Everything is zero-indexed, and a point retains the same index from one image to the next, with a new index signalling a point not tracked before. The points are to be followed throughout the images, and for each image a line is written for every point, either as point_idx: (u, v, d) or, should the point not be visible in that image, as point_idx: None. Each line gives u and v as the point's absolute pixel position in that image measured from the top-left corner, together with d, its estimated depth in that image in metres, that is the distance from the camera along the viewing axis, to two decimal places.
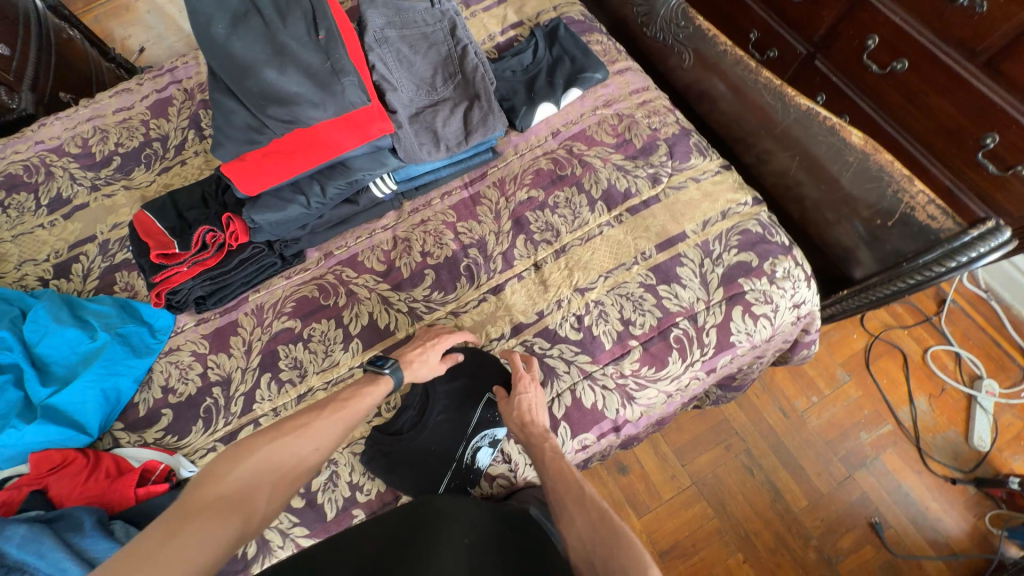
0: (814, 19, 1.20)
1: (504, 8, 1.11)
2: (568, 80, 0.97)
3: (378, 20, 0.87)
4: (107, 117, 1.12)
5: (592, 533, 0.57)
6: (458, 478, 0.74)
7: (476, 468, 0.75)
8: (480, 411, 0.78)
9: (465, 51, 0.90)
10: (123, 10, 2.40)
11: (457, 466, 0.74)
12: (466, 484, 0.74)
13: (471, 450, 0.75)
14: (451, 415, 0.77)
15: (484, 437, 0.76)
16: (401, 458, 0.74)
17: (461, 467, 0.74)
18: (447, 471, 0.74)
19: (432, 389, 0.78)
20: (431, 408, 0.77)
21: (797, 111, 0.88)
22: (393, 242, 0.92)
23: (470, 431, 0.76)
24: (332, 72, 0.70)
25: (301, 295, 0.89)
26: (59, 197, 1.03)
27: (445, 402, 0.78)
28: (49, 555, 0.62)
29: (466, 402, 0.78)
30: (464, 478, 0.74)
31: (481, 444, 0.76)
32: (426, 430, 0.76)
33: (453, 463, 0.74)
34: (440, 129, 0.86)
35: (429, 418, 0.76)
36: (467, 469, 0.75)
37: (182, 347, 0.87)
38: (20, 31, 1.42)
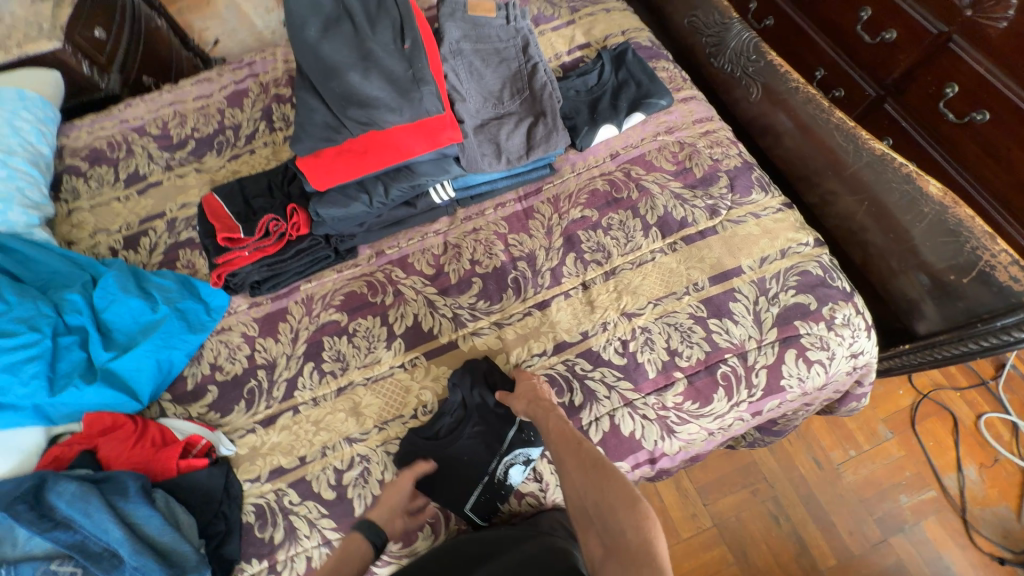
0: (889, 62, 1.17)
1: (573, 29, 1.12)
2: (631, 107, 0.97)
3: (455, 33, 0.90)
4: (187, 103, 1.18)
5: (585, 484, 0.59)
6: (489, 493, 0.73)
7: (507, 487, 0.74)
8: (511, 433, 0.76)
9: (535, 68, 0.92)
10: (204, 4, 2.57)
11: (489, 480, 0.73)
12: (496, 500, 0.73)
13: (502, 469, 0.74)
14: (484, 430, 0.76)
15: (518, 454, 0.75)
16: (435, 463, 0.74)
17: (492, 481, 0.73)
18: (479, 484, 0.73)
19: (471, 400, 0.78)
20: (466, 421, 0.77)
21: (870, 155, 0.88)
22: (444, 247, 0.93)
23: (504, 446, 0.75)
24: (412, 80, 0.72)
25: (351, 290, 0.91)
26: (135, 173, 1.09)
27: (483, 412, 0.77)
28: (95, 516, 0.65)
29: (501, 420, 0.77)
30: (495, 495, 0.73)
31: (514, 462, 0.74)
32: (460, 440, 0.76)
33: (485, 477, 0.73)
34: (503, 142, 0.87)
35: (464, 429, 0.76)
36: (498, 485, 0.73)
37: (233, 327, 0.90)
38: (118, 16, 1.53)
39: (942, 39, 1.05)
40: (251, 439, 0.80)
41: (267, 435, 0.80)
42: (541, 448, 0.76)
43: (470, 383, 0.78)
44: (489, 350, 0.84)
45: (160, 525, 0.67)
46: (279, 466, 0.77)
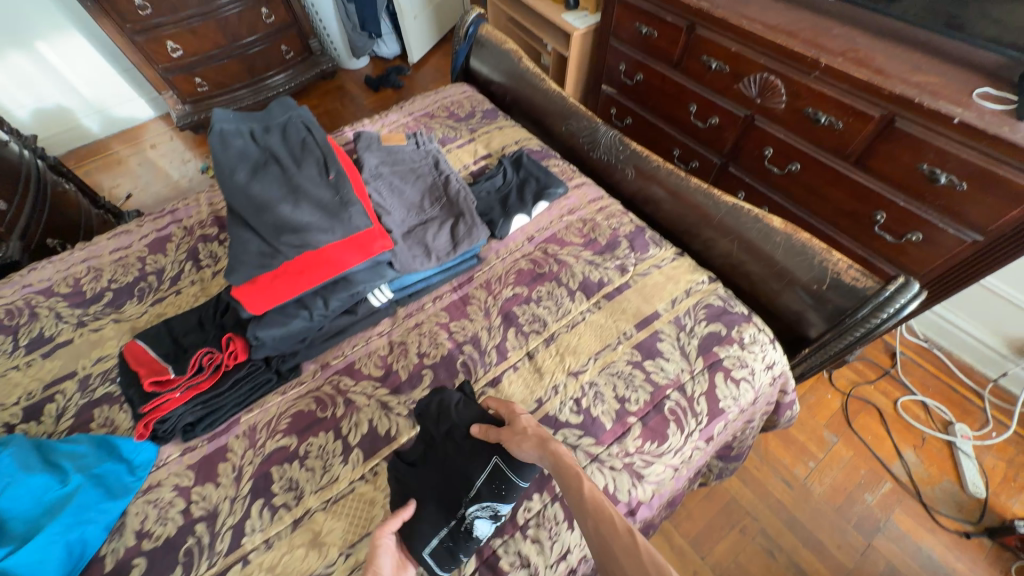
0: (720, 138, 1.51)
1: (474, 144, 1.33)
2: (534, 197, 1.14)
3: (373, 160, 1.03)
4: (103, 257, 1.17)
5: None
6: (453, 539, 0.69)
7: (473, 539, 0.69)
8: (487, 475, 0.71)
9: (448, 179, 1.06)
10: (115, 165, 2.62)
11: (455, 524, 0.69)
12: (459, 550, 0.68)
13: (469, 515, 0.69)
14: (460, 463, 0.74)
15: (486, 507, 0.69)
16: (410, 491, 0.74)
17: (458, 527, 0.69)
18: (443, 528, 0.69)
19: (457, 425, 0.78)
20: (444, 449, 0.76)
21: (727, 206, 1.09)
22: (390, 346, 0.96)
23: (471, 494, 0.71)
24: (340, 203, 0.81)
25: (298, 409, 0.88)
26: (40, 337, 1.02)
27: (468, 441, 0.76)
28: None
29: (480, 455, 0.73)
30: (460, 541, 0.69)
31: (482, 514, 0.69)
32: (439, 468, 0.75)
33: (453, 520, 0.69)
34: (430, 242, 0.97)
35: (444, 456, 0.76)
36: (464, 536, 0.69)
37: (163, 482, 0.80)
38: (20, 186, 1.53)
39: (748, 119, 1.40)
40: None
41: None
42: (510, 505, 0.70)
43: (454, 411, 0.79)
44: None
45: None
46: None
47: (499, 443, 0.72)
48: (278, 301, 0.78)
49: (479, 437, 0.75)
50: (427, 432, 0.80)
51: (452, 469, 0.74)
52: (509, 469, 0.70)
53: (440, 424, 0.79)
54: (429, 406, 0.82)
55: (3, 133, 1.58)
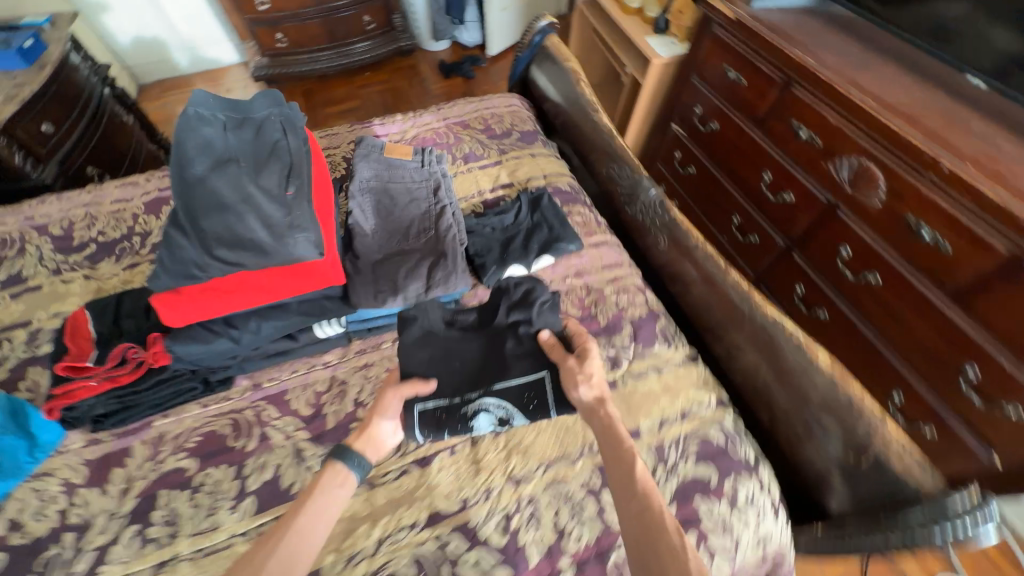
0: (790, 219, 1.27)
1: (499, 168, 1.19)
2: (524, 252, 0.98)
3: (366, 173, 0.94)
4: (102, 205, 1.15)
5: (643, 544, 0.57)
6: (447, 414, 0.73)
7: (466, 427, 0.73)
8: (523, 385, 0.75)
9: (443, 210, 0.93)
10: (190, 102, 2.73)
11: (461, 404, 0.74)
12: (446, 426, 0.73)
13: (480, 405, 0.74)
14: (508, 359, 0.78)
15: (500, 409, 0.74)
16: (443, 347, 0.80)
17: (460, 408, 0.74)
18: (450, 399, 0.75)
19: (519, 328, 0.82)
20: (502, 338, 0.80)
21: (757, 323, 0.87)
22: (329, 383, 0.85)
23: (495, 389, 0.75)
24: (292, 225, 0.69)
25: (211, 430, 0.80)
26: (17, 276, 1.01)
27: (525, 341, 0.80)
28: None
29: (534, 361, 0.77)
30: (454, 416, 0.73)
31: (490, 410, 0.74)
32: (490, 347, 0.80)
33: (458, 399, 0.75)
34: (402, 281, 0.84)
35: (496, 342, 0.81)
36: (461, 418, 0.73)
37: (56, 471, 0.76)
38: (74, 113, 1.58)
39: (830, 206, 1.15)
40: None
41: None
42: (522, 421, 0.74)
43: (537, 310, 0.83)
44: (354, 516, 0.72)
45: None
46: None
47: (557, 364, 0.76)
48: (201, 318, 0.72)
49: (542, 346, 0.79)
50: (495, 315, 0.84)
51: (498, 356, 0.79)
52: (552, 395, 0.74)
53: (513, 314, 0.83)
54: (514, 292, 0.87)
55: (77, 58, 1.64)
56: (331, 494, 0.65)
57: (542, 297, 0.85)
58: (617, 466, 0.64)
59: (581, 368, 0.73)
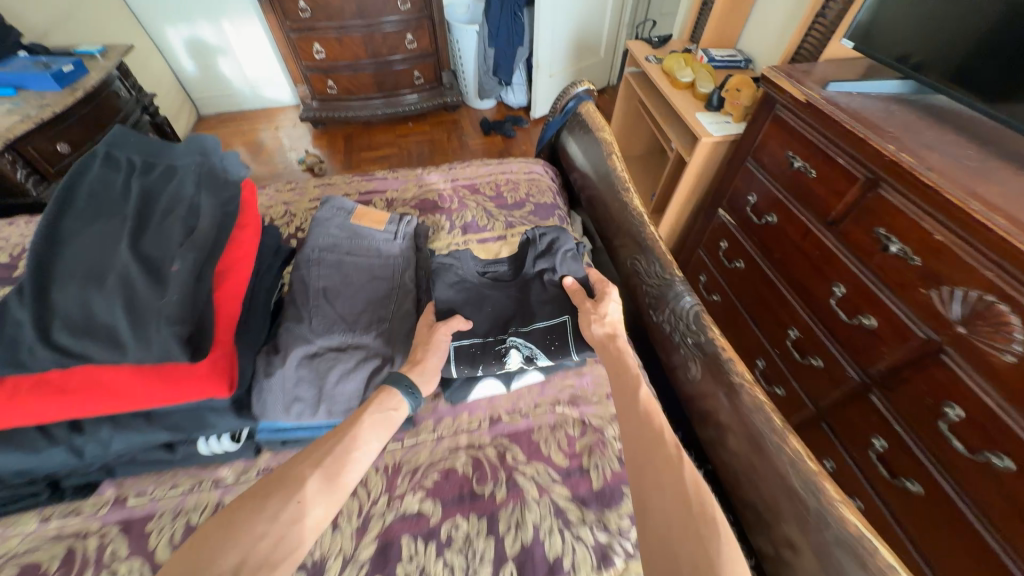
0: (871, 350, 0.97)
1: (502, 244, 1.00)
2: (502, 328, 0.73)
3: (322, 241, 0.77)
4: None
5: (667, 503, 0.49)
6: (480, 350, 0.69)
7: (499, 362, 0.68)
8: (549, 325, 0.71)
9: (407, 297, 0.74)
10: (240, 135, 2.83)
11: (493, 343, 0.70)
12: (480, 361, 0.68)
13: (511, 342, 0.69)
14: (534, 304, 0.74)
15: (529, 345, 0.69)
16: (468, 291, 0.76)
17: (493, 347, 0.69)
18: (483, 338, 0.71)
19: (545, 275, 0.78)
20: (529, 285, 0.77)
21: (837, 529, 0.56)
22: (209, 512, 0.63)
23: (525, 326, 0.71)
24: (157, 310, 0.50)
25: (33, 562, 0.58)
26: None
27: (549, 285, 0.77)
28: None
29: (557, 307, 0.74)
30: (489, 352, 0.69)
31: (520, 347, 0.69)
32: (516, 297, 0.76)
33: (490, 337, 0.70)
34: (330, 386, 0.64)
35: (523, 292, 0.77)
36: (493, 354, 0.68)
37: None
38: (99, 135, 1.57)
39: (932, 344, 0.85)
40: None
41: None
42: (549, 361, 0.68)
43: (561, 258, 0.79)
44: None
45: None
46: None
47: (577, 308, 0.72)
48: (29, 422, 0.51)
49: (566, 293, 0.75)
50: (521, 270, 0.80)
51: (524, 305, 0.76)
52: (573, 335, 0.70)
53: (538, 262, 0.79)
54: (539, 242, 0.81)
55: (120, 85, 1.67)
56: (382, 419, 0.60)
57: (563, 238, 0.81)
58: (633, 420, 0.59)
59: (595, 308, 0.72)
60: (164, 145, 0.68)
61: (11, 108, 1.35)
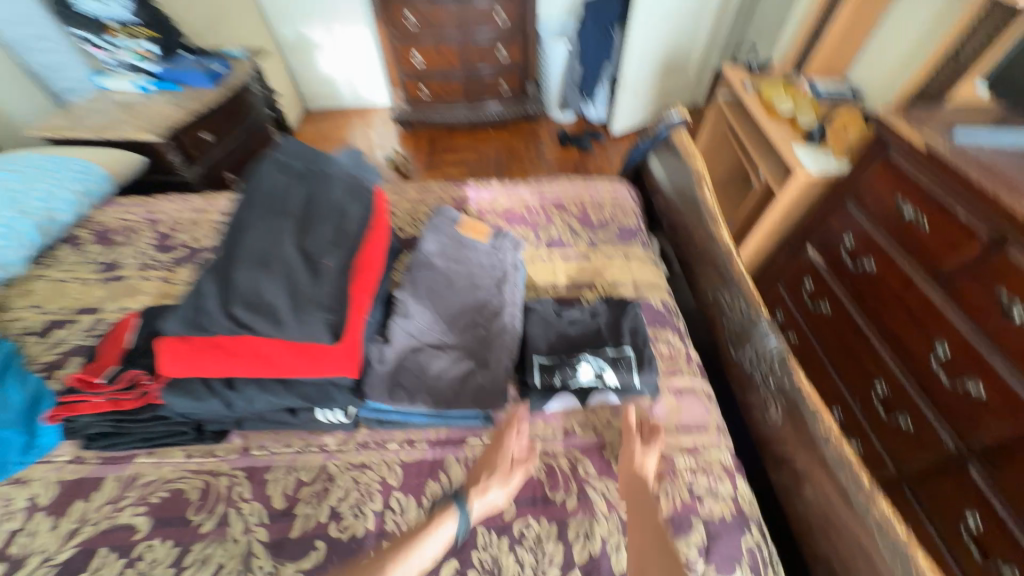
0: (974, 421, 0.90)
1: (585, 263, 1.03)
2: (574, 351, 0.81)
3: (433, 245, 0.86)
4: (209, 213, 1.23)
5: None
6: (558, 362, 0.79)
7: (573, 371, 0.77)
8: (616, 352, 0.79)
9: (502, 308, 0.80)
10: (338, 130, 3.10)
11: (567, 359, 0.79)
12: (556, 370, 0.77)
13: (582, 357, 0.79)
14: (603, 340, 0.83)
15: (597, 359, 0.78)
16: (548, 324, 0.85)
17: (567, 362, 0.78)
18: (560, 356, 0.80)
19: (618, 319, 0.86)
20: (602, 328, 0.85)
21: None
22: (316, 473, 0.73)
23: (597, 349, 0.81)
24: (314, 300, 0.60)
25: (179, 488, 0.71)
26: (114, 263, 1.09)
27: (619, 327, 0.84)
28: None
29: (621, 340, 0.82)
30: (564, 363, 0.78)
31: (590, 361, 0.78)
32: (587, 334, 0.84)
33: (567, 356, 0.80)
34: (429, 378, 0.71)
35: (595, 332, 0.84)
36: (568, 365, 0.78)
37: (32, 481, 0.72)
38: (234, 126, 1.80)
39: None
40: None
41: None
42: (614, 376, 0.76)
43: (629, 313, 0.86)
44: None
45: None
46: None
47: (637, 347, 0.81)
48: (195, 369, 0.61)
49: (634, 334, 0.83)
50: (591, 313, 0.88)
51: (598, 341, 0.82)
52: (636, 367, 0.78)
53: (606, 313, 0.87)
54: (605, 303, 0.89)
55: (256, 85, 1.90)
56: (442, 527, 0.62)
57: (633, 303, 0.88)
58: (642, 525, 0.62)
59: (639, 454, 0.70)
60: (317, 152, 0.80)
61: (175, 101, 1.61)
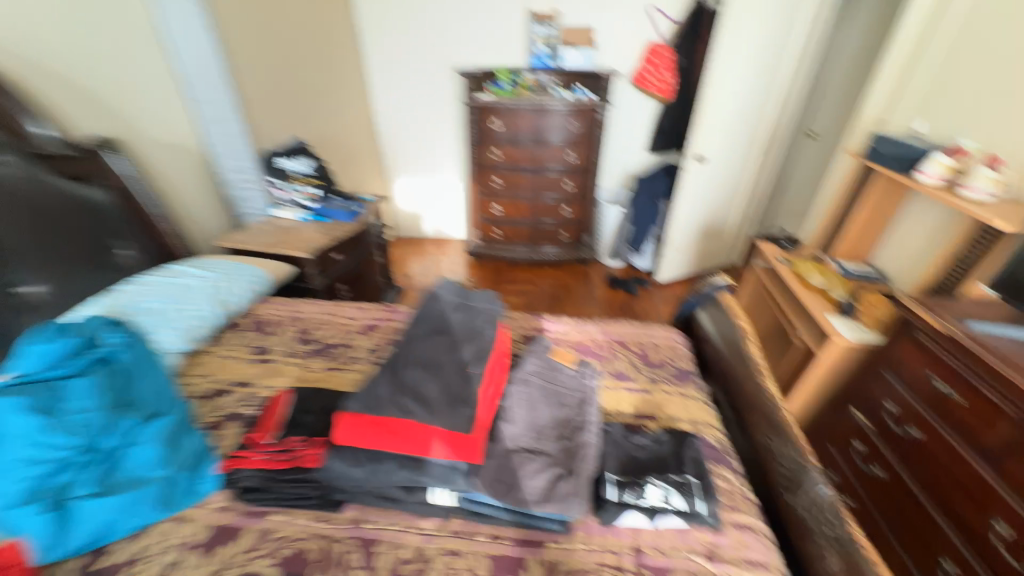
0: None
1: (647, 396, 1.20)
2: (642, 473, 0.94)
3: (531, 366, 1.07)
4: (339, 316, 1.55)
5: None
6: (628, 481, 0.91)
7: (641, 491, 0.89)
8: (681, 479, 0.92)
9: (584, 425, 0.97)
10: (419, 254, 3.67)
11: (636, 479, 0.92)
12: (627, 488, 0.90)
13: (649, 479, 0.91)
14: (668, 465, 0.96)
15: (663, 483, 0.91)
16: (618, 447, 0.99)
17: (636, 482, 0.91)
18: (629, 476, 0.93)
19: (681, 448, 0.99)
20: (666, 456, 0.98)
21: None
22: (415, 552, 0.84)
23: (662, 473, 0.93)
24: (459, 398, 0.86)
25: (304, 546, 0.85)
26: (265, 348, 1.39)
27: (682, 455, 0.98)
28: None
29: (686, 467, 0.95)
30: (633, 483, 0.91)
31: (657, 484, 0.90)
32: (652, 460, 0.97)
33: (635, 477, 0.92)
34: (524, 480, 0.85)
35: (660, 459, 0.97)
36: (637, 485, 0.90)
37: (192, 520, 0.89)
38: (355, 249, 2.25)
39: None
40: None
41: None
42: (682, 500, 0.88)
43: (687, 443, 1.00)
44: None
45: None
46: None
47: (703, 478, 0.93)
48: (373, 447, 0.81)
49: (696, 463, 0.96)
50: (657, 442, 1.01)
51: (663, 466, 0.96)
52: (698, 494, 0.90)
53: (670, 443, 1.01)
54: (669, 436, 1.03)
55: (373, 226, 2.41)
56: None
57: (692, 436, 1.03)
58: None
59: None
60: (465, 290, 1.14)
61: (322, 229, 2.11)
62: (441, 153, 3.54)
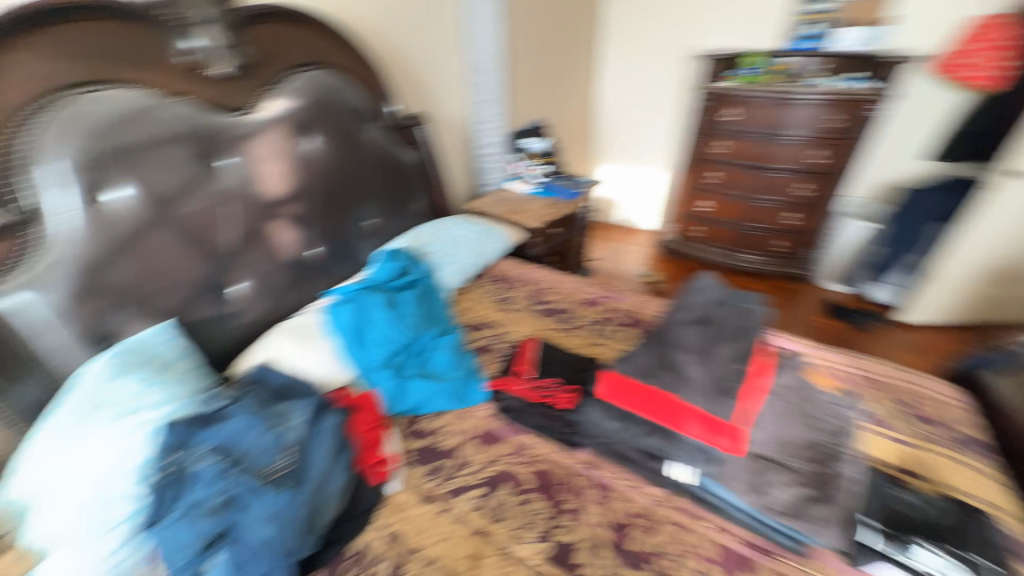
0: None
1: (914, 451, 1.03)
2: (904, 529, 0.82)
3: (789, 379, 1.01)
4: (564, 287, 1.74)
5: None
6: (884, 531, 0.82)
7: (901, 547, 0.80)
8: (961, 553, 0.77)
9: (838, 460, 0.93)
10: (607, 240, 3.75)
11: (895, 533, 0.81)
12: (882, 537, 0.81)
13: (914, 538, 0.80)
14: (942, 532, 0.81)
15: (932, 547, 0.79)
16: (875, 493, 0.89)
17: (894, 536, 0.81)
18: (887, 527, 0.83)
19: (965, 521, 0.83)
20: (942, 521, 0.83)
21: None
22: (644, 511, 0.93)
23: (933, 538, 0.80)
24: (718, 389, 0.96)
25: (550, 470, 1.03)
26: (507, 301, 1.67)
27: (963, 528, 0.82)
28: (317, 438, 0.98)
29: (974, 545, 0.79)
30: (891, 535, 0.81)
31: (924, 546, 0.79)
32: (920, 518, 0.84)
33: (894, 530, 0.82)
34: (769, 489, 0.88)
35: (931, 522, 0.83)
36: (897, 540, 0.80)
37: (468, 417, 1.16)
38: (567, 227, 2.45)
39: None
40: (412, 495, 0.98)
41: (420, 505, 0.96)
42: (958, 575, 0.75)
43: (971, 518, 0.84)
44: None
45: (324, 462, 0.95)
46: (395, 536, 0.90)
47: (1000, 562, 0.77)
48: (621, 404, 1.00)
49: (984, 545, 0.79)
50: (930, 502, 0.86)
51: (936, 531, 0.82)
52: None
53: (947, 509, 0.85)
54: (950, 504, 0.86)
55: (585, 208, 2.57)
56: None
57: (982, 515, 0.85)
58: None
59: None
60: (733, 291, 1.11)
61: (547, 205, 2.35)
62: (652, 140, 3.52)
